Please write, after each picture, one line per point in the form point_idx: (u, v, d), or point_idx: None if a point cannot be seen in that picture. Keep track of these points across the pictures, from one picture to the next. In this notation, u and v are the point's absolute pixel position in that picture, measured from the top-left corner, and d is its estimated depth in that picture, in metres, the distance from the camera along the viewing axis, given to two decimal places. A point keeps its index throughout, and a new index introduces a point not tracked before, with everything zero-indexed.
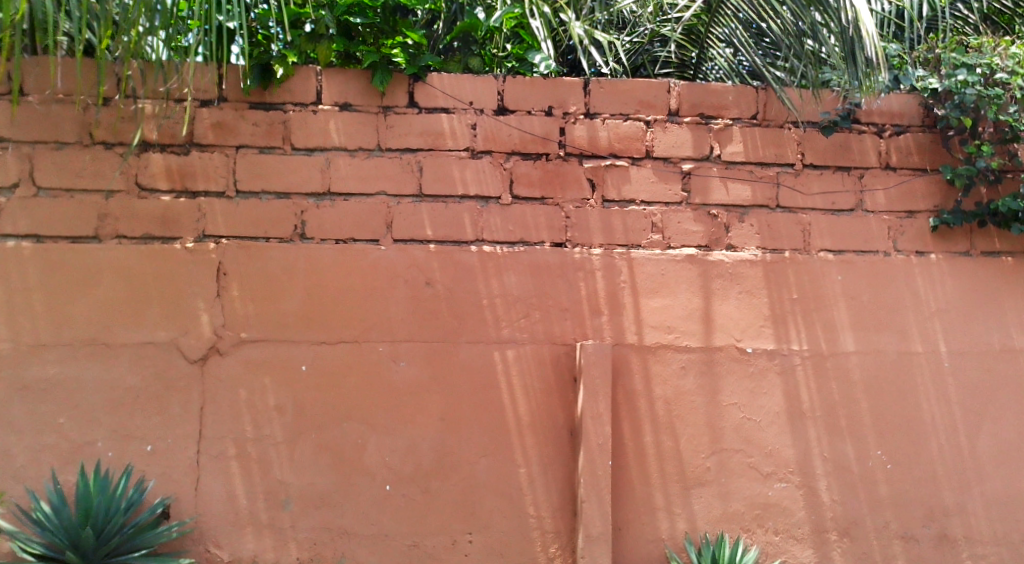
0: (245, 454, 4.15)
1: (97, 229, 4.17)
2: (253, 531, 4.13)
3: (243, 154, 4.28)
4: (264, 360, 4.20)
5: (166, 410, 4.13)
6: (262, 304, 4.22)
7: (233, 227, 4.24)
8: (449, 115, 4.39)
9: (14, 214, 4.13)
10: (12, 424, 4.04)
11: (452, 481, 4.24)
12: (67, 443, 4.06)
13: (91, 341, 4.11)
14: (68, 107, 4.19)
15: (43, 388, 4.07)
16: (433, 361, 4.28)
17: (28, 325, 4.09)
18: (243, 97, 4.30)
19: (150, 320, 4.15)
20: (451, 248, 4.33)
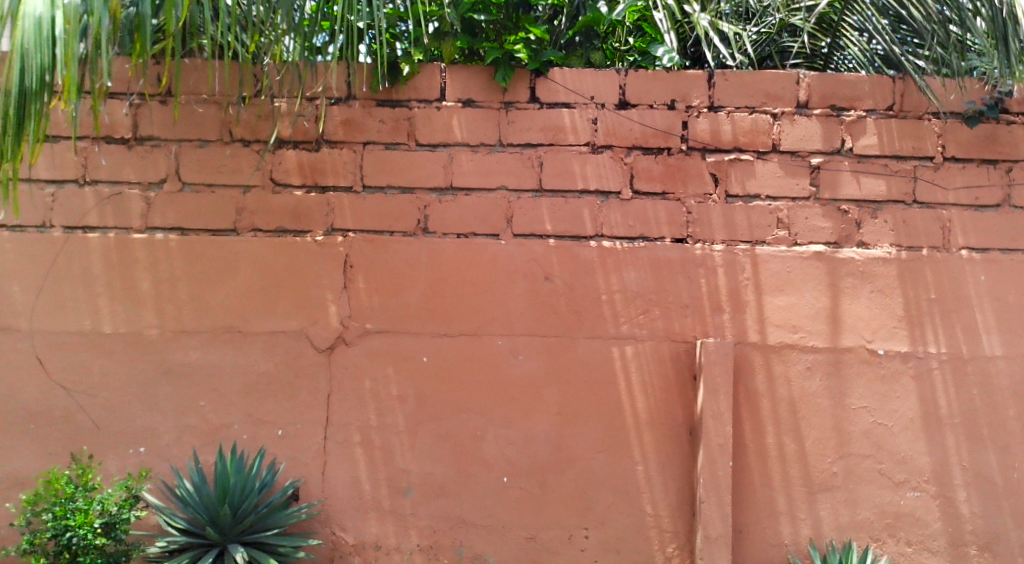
0: (369, 441, 4.29)
1: (234, 222, 4.39)
2: (376, 516, 4.27)
3: (370, 150, 4.41)
4: (388, 351, 4.32)
5: (295, 396, 4.32)
6: (385, 296, 4.35)
7: (360, 221, 4.38)
8: (570, 110, 4.39)
9: (161, 208, 4.38)
10: (158, 405, 4.31)
11: (569, 475, 4.25)
12: (207, 424, 4.30)
13: (229, 328, 4.34)
14: (211, 107, 4.42)
15: (186, 373, 4.32)
16: (550, 355, 4.30)
17: (173, 313, 4.34)
18: (370, 95, 4.43)
19: (282, 309, 4.34)
20: (571, 242, 4.33)
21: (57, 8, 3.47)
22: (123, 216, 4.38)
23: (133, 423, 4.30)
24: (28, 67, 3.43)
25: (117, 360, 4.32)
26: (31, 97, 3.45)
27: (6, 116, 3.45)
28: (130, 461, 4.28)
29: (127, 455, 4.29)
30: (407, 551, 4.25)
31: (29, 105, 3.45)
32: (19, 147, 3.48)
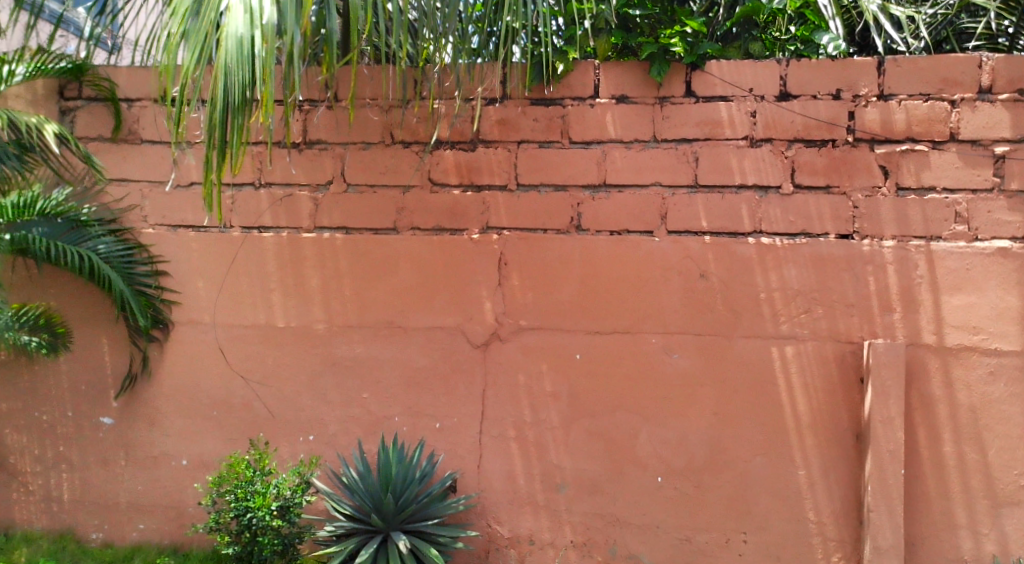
0: (524, 436, 4.35)
1: (395, 221, 4.55)
2: (531, 511, 4.33)
3: (524, 149, 4.46)
4: (542, 347, 4.36)
5: (452, 391, 4.43)
6: (539, 293, 4.39)
7: (514, 219, 4.44)
8: (728, 103, 4.28)
9: (328, 208, 4.60)
10: (325, 396, 4.53)
11: (726, 478, 4.15)
12: (370, 416, 4.49)
13: (390, 323, 4.50)
14: (374, 110, 4.60)
15: (350, 365, 4.52)
16: (707, 355, 4.20)
17: (339, 308, 4.55)
18: (524, 94, 4.48)
19: (439, 306, 4.47)
20: (728, 239, 4.23)
21: (256, 27, 3.51)
22: (294, 216, 4.63)
23: (302, 412, 4.54)
24: (232, 84, 3.51)
25: (288, 352, 4.58)
26: (235, 112, 3.54)
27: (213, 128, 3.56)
28: (301, 447, 4.53)
29: (298, 441, 4.54)
30: (562, 547, 4.29)
31: (234, 118, 3.55)
32: (224, 159, 3.61)
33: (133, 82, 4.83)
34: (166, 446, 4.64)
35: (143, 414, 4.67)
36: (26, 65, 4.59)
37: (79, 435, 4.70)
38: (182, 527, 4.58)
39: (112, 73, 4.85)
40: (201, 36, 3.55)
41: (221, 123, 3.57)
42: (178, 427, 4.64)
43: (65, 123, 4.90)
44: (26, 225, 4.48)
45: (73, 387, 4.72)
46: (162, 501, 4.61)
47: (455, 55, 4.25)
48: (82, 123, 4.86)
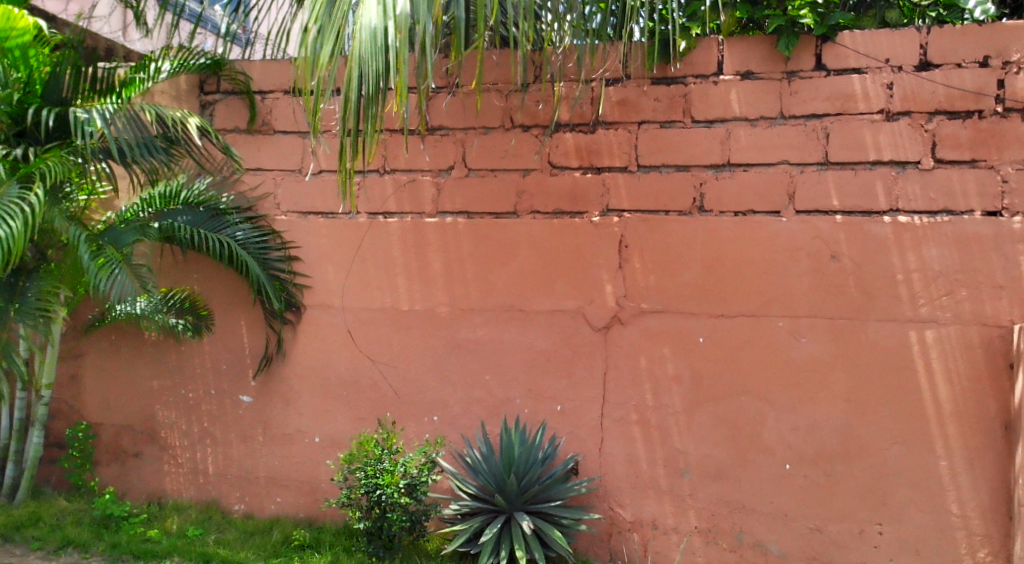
0: (646, 420, 4.31)
1: (515, 205, 4.57)
2: (654, 495, 4.29)
3: (645, 129, 4.39)
4: (665, 331, 4.30)
5: (573, 374, 4.43)
6: (661, 276, 4.32)
7: (635, 201, 4.38)
8: (862, 75, 4.08)
9: (450, 193, 4.68)
10: (449, 377, 4.62)
11: (860, 467, 3.99)
12: (492, 397, 4.55)
13: (511, 306, 4.54)
14: (494, 95, 4.63)
15: (472, 348, 4.59)
16: (838, 339, 4.04)
17: (461, 292, 4.62)
18: (645, 73, 4.41)
19: (560, 289, 4.47)
20: (861, 218, 4.04)
21: (389, 18, 3.46)
22: (417, 201, 4.73)
23: (427, 394, 4.65)
24: (366, 75, 3.47)
25: (413, 334, 4.69)
26: (370, 101, 3.50)
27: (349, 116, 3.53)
28: (426, 428, 4.64)
29: (423, 422, 4.65)
30: (686, 533, 4.23)
31: (368, 109, 3.51)
32: (357, 146, 3.61)
33: (266, 75, 5.06)
34: (300, 424, 4.85)
35: (279, 393, 4.89)
36: (171, 61, 4.86)
37: (221, 413, 4.97)
38: (316, 502, 4.79)
39: (248, 67, 5.09)
40: (335, 29, 3.55)
41: (356, 115, 3.53)
42: (311, 406, 4.84)
43: (205, 116, 5.16)
44: (173, 214, 4.81)
45: (215, 366, 4.99)
46: (298, 476, 4.83)
47: (574, 36, 4.22)
48: (221, 115, 5.12)
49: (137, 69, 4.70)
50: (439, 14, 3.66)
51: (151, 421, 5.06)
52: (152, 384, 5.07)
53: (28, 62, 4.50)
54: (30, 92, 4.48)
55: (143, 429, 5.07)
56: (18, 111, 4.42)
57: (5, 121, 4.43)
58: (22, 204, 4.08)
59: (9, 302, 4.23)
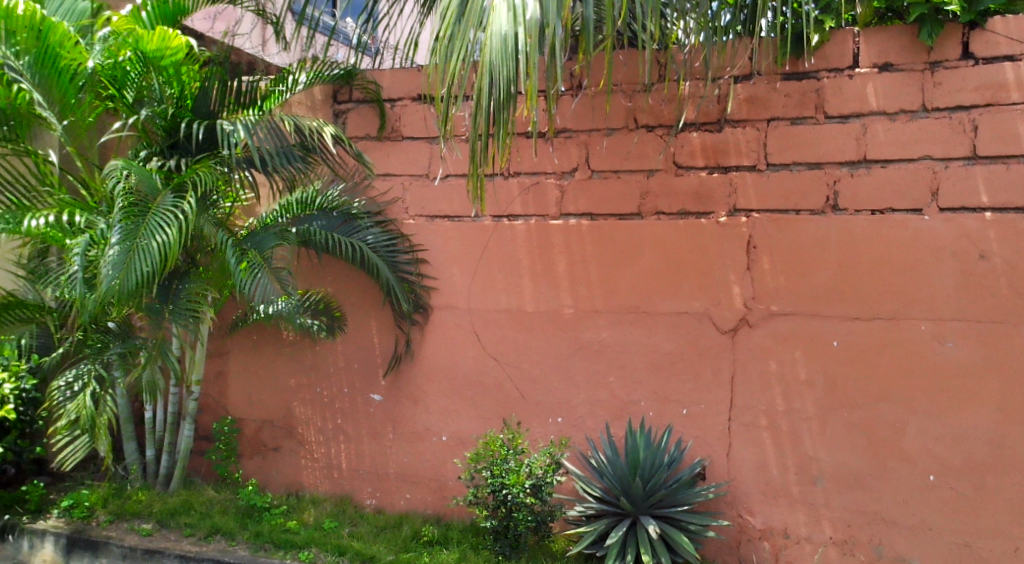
0: (776, 425, 4.20)
1: (639, 206, 4.54)
2: (786, 503, 4.17)
3: (775, 126, 4.27)
4: (796, 334, 4.17)
5: (700, 376, 4.36)
6: (792, 277, 4.19)
7: (764, 200, 4.27)
8: (1014, 63, 3.84)
9: (574, 195, 4.69)
10: (573, 379, 4.64)
11: (1013, 480, 3.77)
12: (617, 399, 4.54)
13: (635, 308, 4.50)
14: (619, 96, 4.62)
15: (596, 349, 4.59)
16: (987, 343, 3.82)
17: (585, 293, 4.62)
18: (776, 69, 4.30)
19: (685, 290, 4.40)
20: (1013, 216, 3.81)
21: (519, 25, 3.46)
22: (541, 203, 4.77)
23: (552, 395, 4.68)
24: (497, 81, 3.50)
25: (537, 336, 4.73)
26: (500, 107, 3.52)
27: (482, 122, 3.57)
28: (551, 429, 4.67)
29: (548, 423, 4.68)
30: (820, 543, 4.09)
31: (499, 114, 3.56)
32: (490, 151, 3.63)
33: (396, 83, 5.24)
34: (428, 423, 4.97)
35: (408, 392, 5.04)
36: (307, 73, 5.02)
37: (353, 410, 5.16)
38: (444, 499, 4.90)
39: (378, 76, 5.28)
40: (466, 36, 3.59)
41: (487, 119, 3.58)
42: (439, 405, 4.96)
43: (338, 124, 5.38)
44: (309, 219, 5.03)
45: (347, 365, 5.18)
46: (426, 473, 4.96)
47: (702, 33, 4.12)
48: (353, 124, 5.33)
49: (276, 81, 4.92)
50: (569, 16, 3.63)
51: (288, 417, 5.31)
52: (289, 381, 5.32)
53: (181, 78, 4.73)
54: (182, 107, 4.78)
55: (282, 424, 5.33)
56: (172, 125, 4.80)
57: (161, 134, 4.83)
58: (176, 213, 4.37)
59: (164, 302, 4.54)
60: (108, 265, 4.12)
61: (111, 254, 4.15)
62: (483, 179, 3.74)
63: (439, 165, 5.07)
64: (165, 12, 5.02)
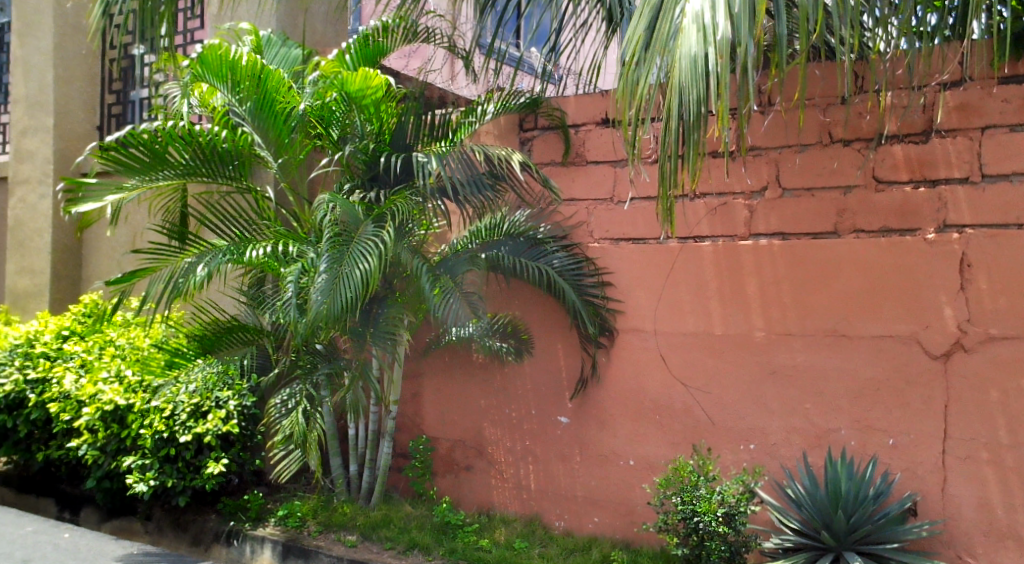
0: (999, 460, 3.86)
1: (836, 224, 4.34)
2: (1013, 546, 3.81)
3: (990, 134, 3.98)
4: (1020, 360, 3.83)
5: (908, 405, 4.08)
6: (1014, 298, 3.86)
7: (979, 215, 3.97)
8: None
9: (764, 215, 4.55)
10: (766, 405, 4.47)
11: None
12: (815, 428, 4.32)
13: (833, 331, 4.28)
14: (812, 111, 4.46)
15: (791, 374, 4.40)
16: None
17: (778, 316, 4.45)
18: (990, 73, 4.00)
19: (889, 312, 4.14)
20: None
21: (710, 44, 3.42)
22: (729, 223, 4.67)
23: (744, 421, 4.53)
24: (687, 103, 3.43)
25: (727, 360, 4.60)
26: (691, 129, 3.44)
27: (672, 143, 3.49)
28: (743, 457, 4.52)
29: (740, 450, 4.54)
30: None
31: (688, 137, 3.46)
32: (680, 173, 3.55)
33: (580, 109, 5.31)
34: (616, 447, 4.96)
35: (595, 415, 5.05)
36: (494, 103, 5.19)
37: (542, 432, 5.24)
38: (633, 525, 4.85)
39: (563, 103, 5.38)
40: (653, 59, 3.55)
41: (677, 141, 3.51)
42: (626, 429, 4.93)
43: (525, 151, 5.52)
44: (497, 244, 5.15)
45: (535, 388, 5.27)
46: (615, 498, 4.94)
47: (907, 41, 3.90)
48: (538, 151, 5.45)
49: (467, 113, 5.13)
50: (762, 31, 3.52)
51: (479, 437, 5.46)
52: (480, 403, 5.48)
53: (381, 115, 5.06)
54: (382, 141, 5.09)
55: (473, 445, 5.49)
56: (373, 159, 5.10)
57: (362, 168, 5.15)
58: (376, 241, 4.63)
59: (365, 326, 4.81)
60: (317, 292, 4.45)
61: (320, 282, 4.48)
62: (672, 203, 3.67)
63: (624, 188, 5.08)
64: (366, 54, 5.45)
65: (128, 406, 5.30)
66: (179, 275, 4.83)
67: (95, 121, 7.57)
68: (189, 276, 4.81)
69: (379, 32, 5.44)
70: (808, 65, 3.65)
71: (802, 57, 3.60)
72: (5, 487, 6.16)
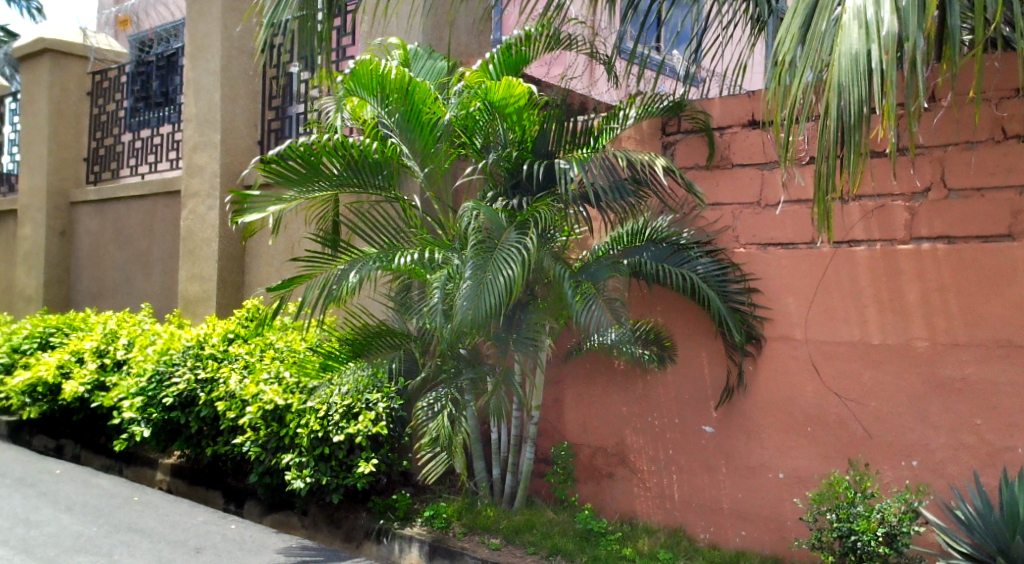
0: None
1: (1010, 227, 4.03)
2: None
3: None
4: None
5: None
6: None
7: None
8: None
9: (927, 217, 4.29)
10: (930, 420, 4.20)
11: None
12: (986, 445, 4.03)
13: (1007, 342, 3.99)
14: (983, 106, 4.18)
15: (959, 388, 4.12)
16: None
17: (944, 326, 4.18)
18: None
19: None
20: None
21: (874, 41, 3.23)
22: (888, 226, 4.42)
23: (905, 436, 4.28)
24: (847, 103, 3.26)
25: (886, 371, 4.36)
26: (852, 131, 3.27)
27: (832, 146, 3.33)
28: (905, 473, 4.27)
29: (902, 467, 4.28)
30: None
31: (849, 139, 3.29)
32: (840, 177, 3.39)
33: (726, 111, 5.17)
34: (765, 459, 4.79)
35: (742, 426, 4.90)
36: (636, 109, 5.16)
37: (686, 441, 5.13)
38: (784, 540, 4.67)
39: (708, 105, 5.26)
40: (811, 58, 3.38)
41: (835, 141, 3.36)
42: (775, 440, 4.76)
43: (667, 155, 5.44)
44: (639, 250, 5.06)
45: (679, 396, 5.17)
46: (764, 512, 4.77)
47: None
48: (681, 155, 5.36)
49: (609, 118, 5.11)
50: (931, 26, 3.30)
51: (621, 445, 5.41)
52: (621, 410, 5.43)
53: (522, 122, 5.10)
54: (524, 149, 5.13)
55: (615, 452, 5.44)
56: (516, 167, 5.16)
57: (505, 175, 5.20)
58: (519, 248, 4.68)
59: (509, 331, 4.86)
60: (462, 298, 4.50)
61: (464, 287, 4.53)
62: (830, 207, 3.50)
63: (772, 192, 4.92)
64: (509, 63, 5.50)
65: (287, 406, 5.62)
66: (333, 282, 5.04)
67: (256, 136, 8.01)
68: (342, 283, 5.02)
69: (523, 41, 5.48)
70: (983, 59, 3.39)
71: (977, 50, 3.36)
72: (177, 478, 6.54)
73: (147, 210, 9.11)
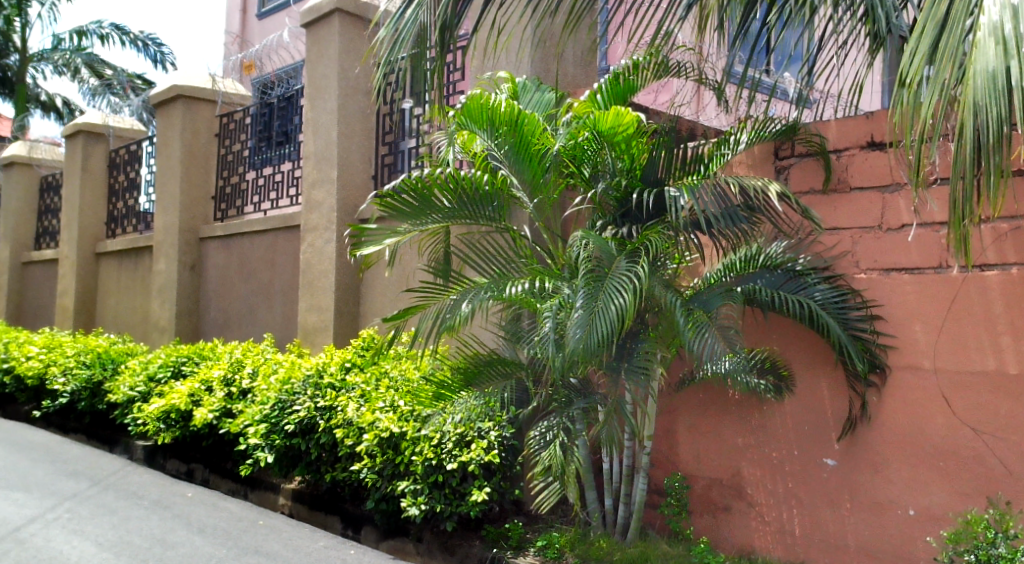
0: None
1: None
2: None
3: None
4: None
5: None
6: None
7: None
8: None
9: None
10: None
11: None
12: None
13: None
14: None
15: None
16: None
17: None
18: None
19: None
20: None
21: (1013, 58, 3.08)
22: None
23: None
24: (985, 124, 3.11)
25: None
26: (991, 152, 3.11)
27: (970, 169, 3.18)
28: None
29: None
30: None
31: (987, 161, 3.13)
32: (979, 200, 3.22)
33: (842, 133, 5.03)
34: (893, 494, 4.58)
35: (867, 459, 4.71)
36: (748, 133, 5.04)
37: (806, 475, 4.96)
38: None
39: (824, 127, 5.13)
40: (942, 78, 3.25)
41: (972, 164, 3.20)
42: (904, 475, 4.55)
43: (780, 180, 5.32)
44: (753, 277, 4.93)
45: (798, 427, 5.01)
46: (894, 551, 4.55)
47: None
48: (796, 179, 5.24)
49: (719, 143, 4.99)
50: None
51: (737, 477, 5.28)
52: (737, 441, 5.29)
53: (631, 151, 5.10)
54: (633, 177, 5.10)
55: (731, 484, 5.30)
56: (625, 196, 5.13)
57: (613, 205, 5.18)
58: (631, 276, 4.64)
59: (620, 360, 4.82)
60: (574, 326, 4.52)
61: (577, 316, 4.55)
62: (966, 232, 3.34)
63: (893, 215, 4.74)
64: (617, 92, 5.52)
65: (402, 434, 5.76)
66: (446, 312, 5.14)
67: (371, 171, 8.30)
68: (455, 312, 5.11)
69: (630, 70, 5.50)
70: None
71: None
72: (297, 503, 6.74)
73: (270, 244, 9.55)
